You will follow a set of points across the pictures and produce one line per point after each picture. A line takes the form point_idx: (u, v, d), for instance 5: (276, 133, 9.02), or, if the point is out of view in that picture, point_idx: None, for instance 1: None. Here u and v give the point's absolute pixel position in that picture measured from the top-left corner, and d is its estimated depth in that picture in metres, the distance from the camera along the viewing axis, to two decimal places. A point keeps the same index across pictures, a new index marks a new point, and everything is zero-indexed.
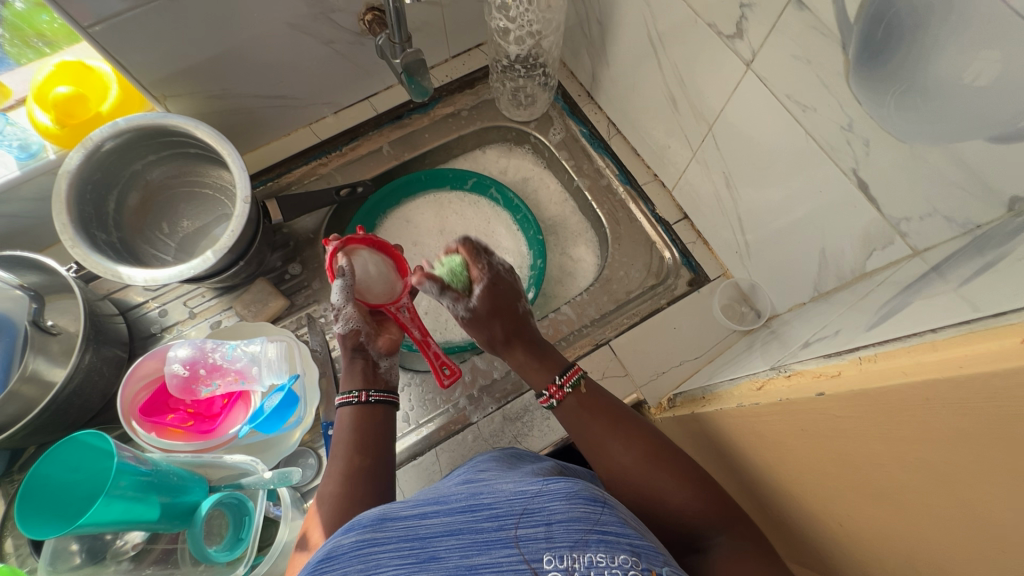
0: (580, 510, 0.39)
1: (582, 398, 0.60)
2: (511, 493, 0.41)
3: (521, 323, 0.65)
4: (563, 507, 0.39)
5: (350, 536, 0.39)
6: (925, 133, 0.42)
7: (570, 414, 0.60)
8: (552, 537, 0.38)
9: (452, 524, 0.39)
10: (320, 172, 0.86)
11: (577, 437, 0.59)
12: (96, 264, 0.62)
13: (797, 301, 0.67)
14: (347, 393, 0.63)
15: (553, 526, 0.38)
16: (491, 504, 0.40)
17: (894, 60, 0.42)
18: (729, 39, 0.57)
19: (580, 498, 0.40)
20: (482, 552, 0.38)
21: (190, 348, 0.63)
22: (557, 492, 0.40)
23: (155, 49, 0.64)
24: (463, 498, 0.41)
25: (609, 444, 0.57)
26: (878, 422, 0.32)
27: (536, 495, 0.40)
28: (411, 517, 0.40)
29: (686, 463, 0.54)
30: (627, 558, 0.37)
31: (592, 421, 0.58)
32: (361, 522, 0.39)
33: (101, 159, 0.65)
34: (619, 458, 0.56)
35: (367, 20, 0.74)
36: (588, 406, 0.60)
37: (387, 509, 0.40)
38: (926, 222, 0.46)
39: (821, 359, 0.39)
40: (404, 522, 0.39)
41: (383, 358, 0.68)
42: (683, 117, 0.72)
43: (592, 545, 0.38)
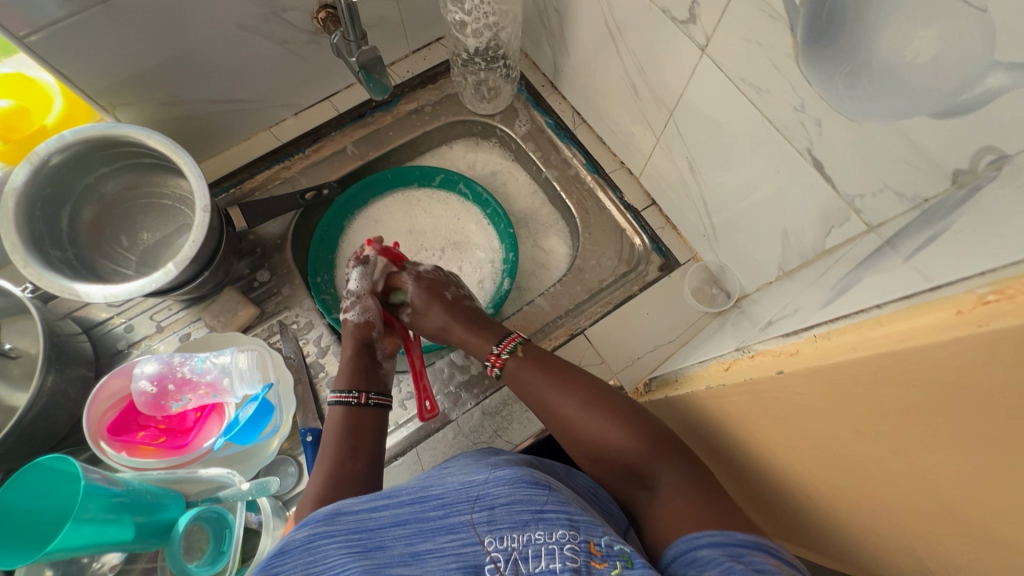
0: (520, 494, 0.45)
1: (520, 359, 0.65)
2: (458, 485, 0.47)
3: (452, 308, 0.72)
4: (506, 492, 0.45)
5: (303, 531, 0.43)
6: (872, 112, 0.43)
7: (513, 376, 0.65)
8: (494, 520, 0.44)
9: (401, 515, 0.45)
10: (284, 175, 0.84)
11: (524, 395, 0.65)
12: (52, 283, 0.60)
13: (764, 281, 0.68)
14: (345, 392, 0.65)
15: (496, 510, 0.44)
16: (439, 495, 0.46)
17: (839, 39, 0.42)
18: (683, 25, 0.57)
19: (522, 483, 0.46)
20: (428, 538, 0.43)
21: (157, 363, 0.62)
22: (500, 480, 0.46)
23: (98, 56, 0.62)
24: (413, 491, 0.46)
25: (549, 398, 0.62)
26: (835, 397, 0.33)
27: (480, 484, 0.46)
28: (362, 511, 0.45)
29: (616, 402, 0.60)
30: (565, 533, 0.43)
31: (533, 378, 0.64)
32: (315, 517, 0.44)
33: (50, 174, 0.63)
34: (560, 409, 0.61)
35: (321, 18, 0.72)
36: (532, 365, 0.65)
37: (338, 506, 0.45)
38: (879, 197, 0.47)
39: (781, 338, 0.39)
40: (356, 516, 0.44)
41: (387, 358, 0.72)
42: (644, 103, 0.72)
43: (533, 526, 0.44)
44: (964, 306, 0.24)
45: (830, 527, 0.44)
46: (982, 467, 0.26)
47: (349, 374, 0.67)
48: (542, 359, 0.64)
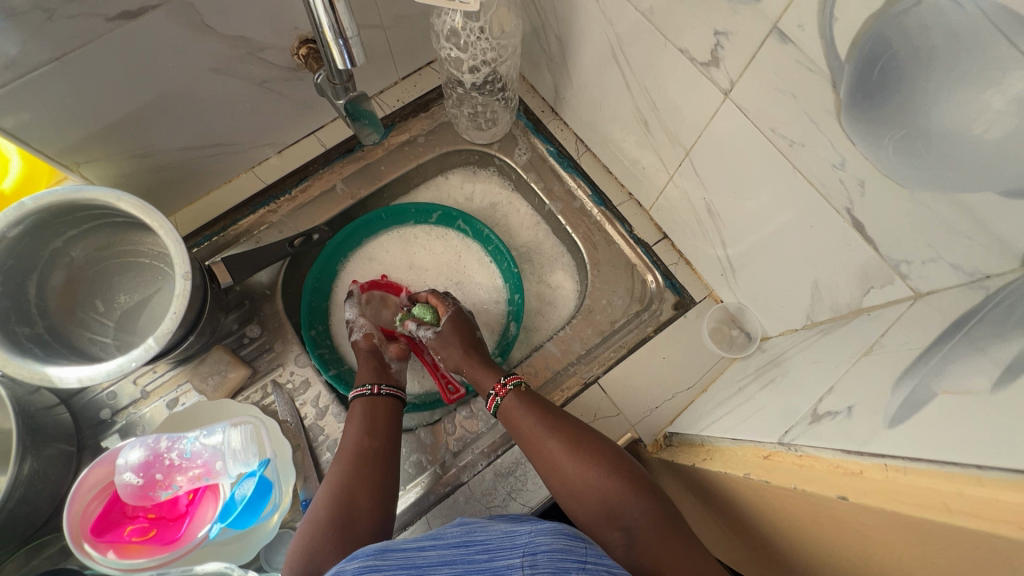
0: (562, 543, 0.42)
1: (519, 391, 0.64)
2: (502, 533, 0.46)
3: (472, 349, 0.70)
4: (548, 540, 0.43)
5: (353, 563, 0.41)
6: (929, 181, 0.39)
7: (507, 411, 0.64)
8: (535, 565, 0.40)
9: (447, 556, 0.44)
10: (270, 220, 0.79)
11: (514, 431, 0.63)
12: (19, 369, 0.55)
13: (789, 327, 0.64)
14: (360, 386, 0.67)
15: (539, 554, 0.41)
16: (484, 541, 0.45)
17: (893, 103, 0.38)
18: (704, 67, 0.52)
19: (564, 534, 0.44)
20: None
21: (141, 450, 0.58)
22: (543, 529, 0.44)
23: (57, 115, 0.56)
24: (459, 536, 0.47)
25: (539, 436, 0.61)
26: (917, 544, 0.29)
27: (523, 533, 0.45)
28: (411, 550, 0.43)
29: (604, 448, 0.59)
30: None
31: (523, 413, 0.62)
32: (365, 551, 0.42)
33: (10, 245, 0.57)
34: (548, 446, 0.60)
35: (302, 54, 0.66)
36: (527, 401, 0.64)
37: (387, 544, 0.44)
38: (929, 266, 0.43)
39: (839, 450, 0.35)
40: (405, 552, 0.43)
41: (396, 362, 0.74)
42: (656, 139, 0.67)
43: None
44: None
45: None
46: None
47: (364, 371, 0.69)
48: (537, 398, 0.64)
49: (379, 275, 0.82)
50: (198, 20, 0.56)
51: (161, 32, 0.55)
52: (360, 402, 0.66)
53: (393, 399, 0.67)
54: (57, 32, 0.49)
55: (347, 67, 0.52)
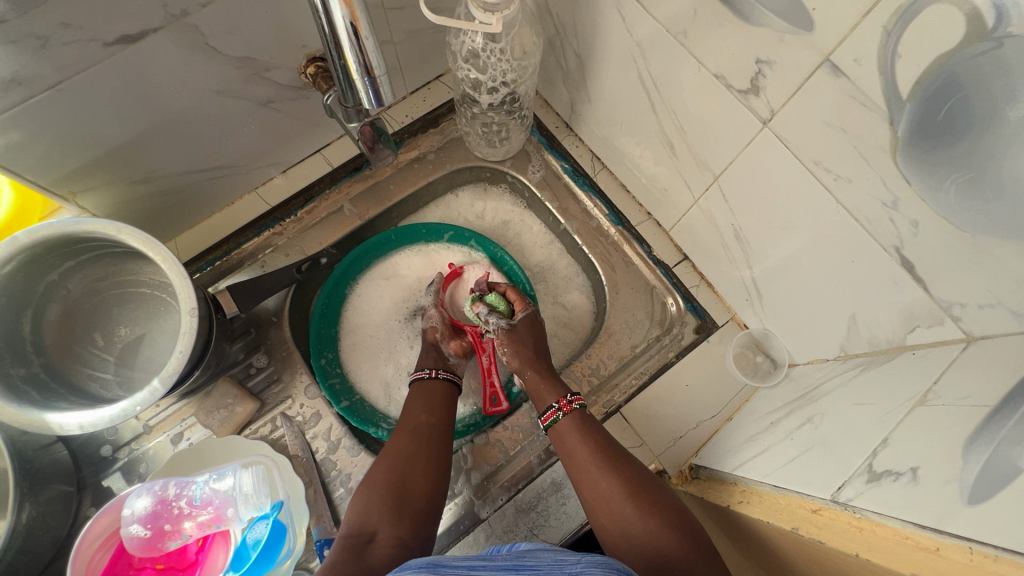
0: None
1: (579, 416, 0.63)
2: (552, 561, 0.43)
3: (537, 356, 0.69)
4: (598, 573, 0.39)
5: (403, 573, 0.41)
6: (993, 226, 0.37)
7: (559, 435, 0.63)
8: None
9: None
10: (276, 243, 0.75)
11: (565, 457, 0.62)
12: (16, 416, 0.52)
13: (819, 357, 0.62)
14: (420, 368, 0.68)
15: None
16: (534, 567, 0.43)
17: (960, 147, 0.35)
18: (742, 94, 0.49)
19: (616, 569, 0.40)
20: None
21: (149, 498, 0.55)
22: (593, 560, 0.41)
23: (52, 144, 0.52)
24: (510, 561, 0.45)
25: (593, 467, 0.59)
26: None
27: (572, 562, 0.42)
28: (462, 567, 0.43)
29: (659, 494, 0.58)
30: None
31: (579, 442, 0.61)
32: (416, 564, 0.42)
33: (3, 282, 0.54)
34: (601, 478, 0.58)
35: (310, 73, 0.62)
36: (584, 428, 0.62)
37: (437, 560, 0.43)
38: (986, 310, 0.41)
39: (908, 522, 0.33)
40: (455, 570, 0.42)
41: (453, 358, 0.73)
42: (682, 161, 0.64)
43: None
44: None
45: None
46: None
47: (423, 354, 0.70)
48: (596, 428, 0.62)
49: (389, 297, 0.79)
50: (201, 42, 0.53)
51: (162, 55, 0.51)
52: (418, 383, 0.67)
53: (449, 385, 0.68)
54: (51, 60, 0.46)
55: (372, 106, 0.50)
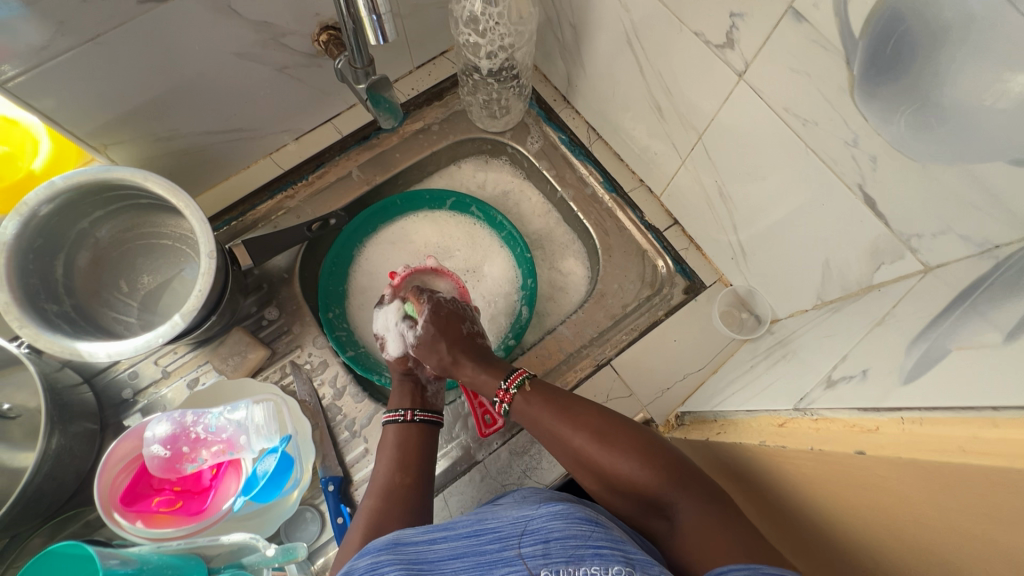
0: (575, 529, 0.46)
1: (527, 392, 0.64)
2: (513, 519, 0.49)
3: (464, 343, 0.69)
4: (560, 526, 0.46)
5: (366, 558, 0.46)
6: (939, 153, 0.40)
7: (519, 411, 0.65)
8: (549, 554, 0.45)
9: (459, 549, 0.47)
10: (287, 205, 0.80)
11: (533, 430, 0.64)
12: (51, 344, 0.56)
13: (798, 308, 0.66)
14: (393, 411, 0.67)
15: (551, 543, 0.45)
16: (496, 529, 0.48)
17: (906, 78, 0.39)
18: (719, 49, 0.53)
19: (575, 518, 0.47)
20: (485, 570, 0.45)
21: (169, 424, 0.59)
22: (552, 514, 0.47)
23: (88, 96, 0.58)
24: (470, 525, 0.50)
25: (560, 431, 0.61)
26: (927, 491, 0.30)
27: (535, 518, 0.48)
28: (422, 543, 0.48)
29: (630, 432, 0.59)
30: (621, 569, 0.43)
31: (540, 413, 0.62)
32: (375, 547, 0.47)
33: (41, 223, 0.59)
34: (571, 440, 0.60)
35: (323, 40, 0.68)
36: (534, 398, 0.64)
37: (399, 537, 0.48)
38: (939, 238, 0.44)
39: (854, 409, 0.37)
40: (416, 547, 0.47)
41: (432, 382, 0.72)
42: (669, 124, 0.68)
43: (588, 560, 0.44)
44: None
45: None
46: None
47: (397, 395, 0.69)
48: (546, 392, 0.63)
49: (394, 258, 0.84)
50: (225, 5, 0.58)
51: (188, 14, 0.56)
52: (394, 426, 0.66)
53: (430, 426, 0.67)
54: (91, 14, 0.51)
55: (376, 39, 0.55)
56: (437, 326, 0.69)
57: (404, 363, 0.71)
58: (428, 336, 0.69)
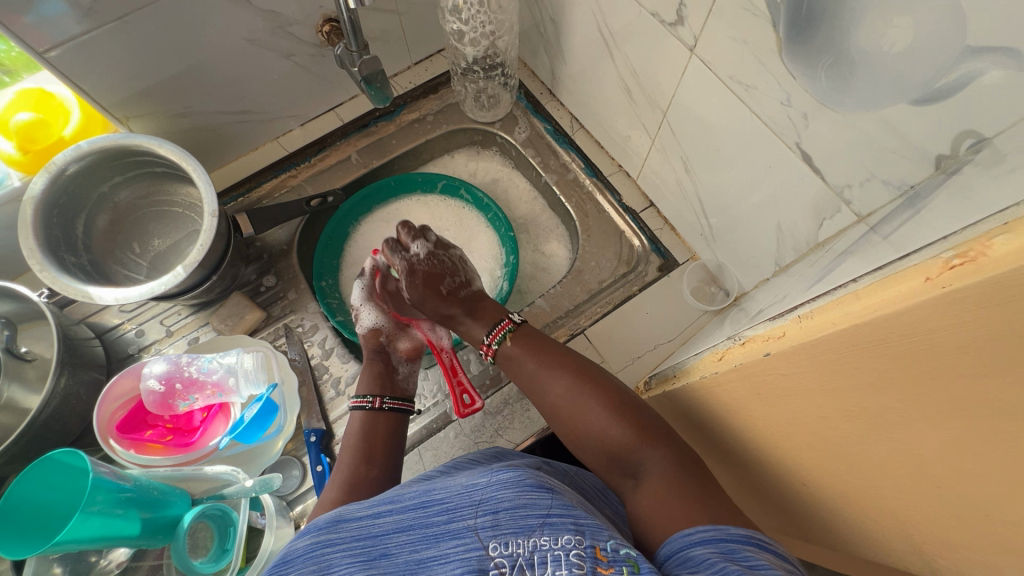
0: (524, 497, 0.43)
1: (512, 344, 0.63)
2: (461, 488, 0.45)
3: (449, 300, 0.68)
4: (510, 496, 0.43)
5: (304, 539, 0.44)
6: (855, 102, 0.44)
7: (505, 358, 0.64)
8: (498, 525, 0.42)
9: (405, 522, 0.44)
10: (290, 184, 0.87)
11: (517, 378, 0.64)
12: (65, 286, 0.62)
13: (761, 277, 0.69)
14: (362, 396, 0.66)
15: (499, 514, 0.42)
16: (443, 500, 0.44)
17: (820, 34, 0.43)
18: (671, 27, 0.59)
19: (524, 486, 0.44)
20: (431, 545, 0.42)
21: (166, 363, 0.65)
22: (502, 482, 0.44)
23: (114, 71, 0.66)
24: (417, 495, 0.46)
25: (540, 380, 0.60)
26: (816, 377, 0.33)
27: (484, 487, 0.44)
28: (365, 518, 0.44)
29: (609, 388, 0.58)
30: (571, 539, 0.40)
31: (525, 360, 0.62)
32: (317, 525, 0.45)
33: (67, 181, 0.66)
34: (550, 390, 0.60)
35: (325, 31, 0.75)
36: (522, 345, 0.63)
37: (342, 512, 0.45)
38: (867, 186, 0.48)
39: (769, 323, 0.40)
40: (359, 523, 0.44)
41: (405, 363, 0.72)
42: (639, 106, 0.74)
43: (538, 531, 0.41)
44: (933, 273, 0.24)
45: (828, 521, 0.43)
46: (979, 441, 0.26)
47: (367, 378, 0.68)
48: (535, 341, 0.63)
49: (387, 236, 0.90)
50: None
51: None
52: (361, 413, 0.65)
53: (394, 414, 0.65)
54: None
55: (357, 6, 0.64)
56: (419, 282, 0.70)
57: (377, 340, 0.72)
58: (415, 295, 0.70)
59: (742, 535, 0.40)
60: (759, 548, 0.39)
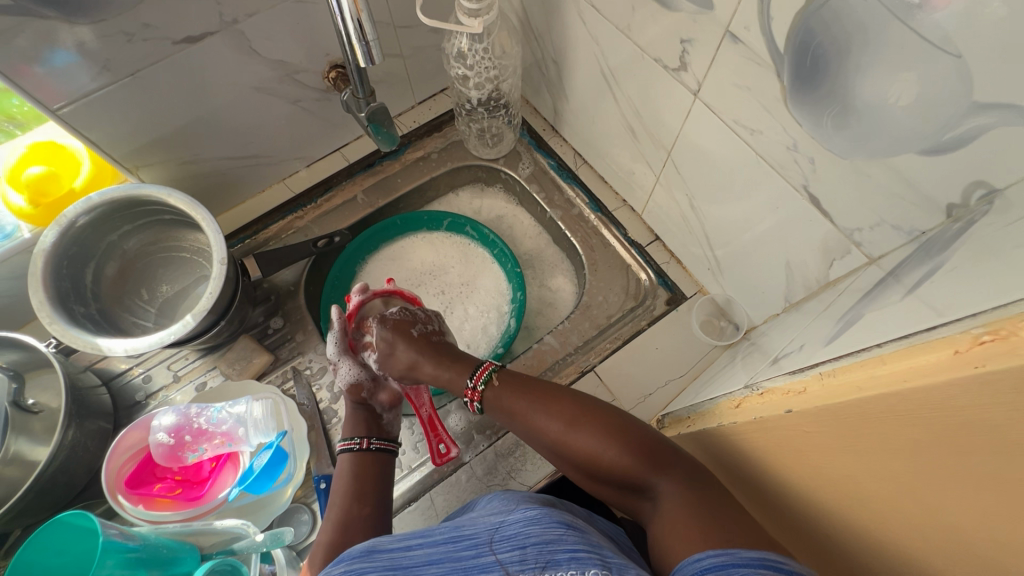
0: (550, 533, 0.43)
1: (498, 388, 0.63)
2: (490, 524, 0.46)
3: (418, 343, 0.69)
4: (536, 531, 0.43)
5: (337, 567, 0.41)
6: (861, 150, 0.44)
7: (493, 406, 0.64)
8: (524, 560, 0.42)
9: (436, 555, 0.43)
10: (297, 225, 0.87)
11: (509, 422, 0.63)
12: (74, 338, 0.62)
13: (770, 313, 0.69)
14: (349, 439, 0.66)
15: (527, 548, 0.42)
16: (473, 536, 0.45)
17: (823, 86, 0.44)
18: (675, 72, 0.60)
19: (550, 522, 0.44)
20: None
21: (175, 415, 0.65)
22: (529, 519, 0.45)
23: (125, 124, 0.67)
24: (447, 532, 0.45)
25: (536, 420, 0.60)
26: (840, 438, 0.33)
27: (511, 523, 0.45)
28: (397, 550, 0.43)
29: (605, 415, 0.57)
30: (596, 573, 0.40)
31: (515, 403, 0.61)
32: (349, 554, 0.42)
33: (76, 233, 0.66)
34: (548, 431, 0.59)
35: (331, 77, 0.77)
36: (509, 388, 0.63)
37: (374, 543, 0.43)
38: (877, 230, 0.48)
39: (788, 375, 0.39)
40: (391, 554, 0.42)
41: (387, 410, 0.72)
42: (643, 144, 0.75)
43: (564, 565, 0.41)
44: (961, 346, 0.24)
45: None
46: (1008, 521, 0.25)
47: (351, 424, 0.68)
48: (518, 385, 0.62)
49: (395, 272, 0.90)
50: (246, 45, 0.67)
51: (215, 54, 0.65)
52: (349, 455, 0.64)
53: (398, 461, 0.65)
54: (133, 52, 0.60)
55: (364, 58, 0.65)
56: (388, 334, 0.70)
57: (358, 393, 0.71)
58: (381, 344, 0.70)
59: (754, 558, 0.39)
60: (775, 571, 0.38)
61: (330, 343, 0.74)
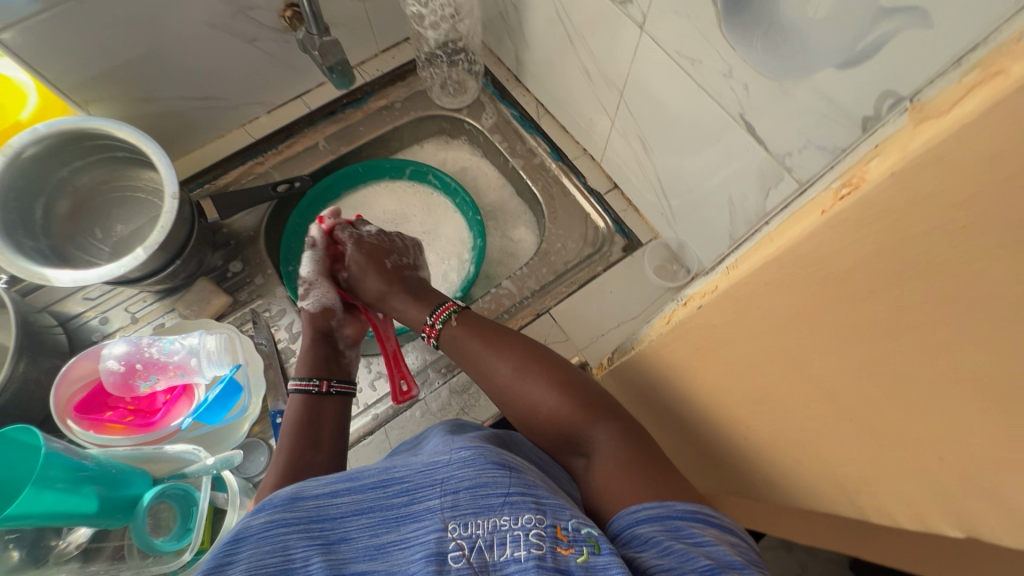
0: (486, 476, 0.43)
1: (455, 326, 0.64)
2: (423, 466, 0.45)
3: (390, 275, 0.70)
4: (471, 475, 0.43)
5: (261, 517, 0.41)
6: (789, 69, 0.46)
7: (449, 344, 0.65)
8: (458, 505, 0.41)
9: (364, 502, 0.43)
10: (257, 170, 0.87)
11: (461, 360, 0.64)
12: (22, 269, 0.62)
13: (717, 253, 0.71)
14: (307, 379, 0.64)
15: (460, 494, 0.42)
16: (404, 479, 0.44)
17: (750, 6, 0.45)
18: (623, 5, 0.61)
19: (486, 465, 0.43)
20: (392, 527, 0.41)
21: (126, 345, 0.66)
22: (463, 461, 0.44)
23: (73, 54, 0.66)
24: (376, 475, 0.44)
25: (487, 363, 0.61)
26: (742, 324, 0.35)
27: (445, 466, 0.44)
28: (323, 497, 0.43)
29: (556, 366, 0.59)
30: (532, 517, 0.40)
31: (468, 345, 0.63)
32: (273, 503, 0.42)
33: (23, 164, 0.66)
34: (497, 373, 0.60)
35: (287, 15, 0.76)
36: (466, 328, 0.64)
37: (298, 490, 0.43)
38: (804, 153, 0.50)
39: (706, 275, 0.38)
40: (316, 502, 0.42)
41: (351, 347, 0.72)
42: (597, 86, 0.75)
43: (499, 510, 0.41)
44: (826, 205, 0.26)
45: (768, 477, 0.45)
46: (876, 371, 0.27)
47: (310, 362, 0.66)
48: (474, 322, 0.64)
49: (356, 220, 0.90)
50: None
51: None
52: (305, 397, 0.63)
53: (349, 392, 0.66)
54: None
55: None
56: (363, 257, 0.72)
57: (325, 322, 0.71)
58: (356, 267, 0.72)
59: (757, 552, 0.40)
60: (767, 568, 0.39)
61: (307, 262, 0.73)
